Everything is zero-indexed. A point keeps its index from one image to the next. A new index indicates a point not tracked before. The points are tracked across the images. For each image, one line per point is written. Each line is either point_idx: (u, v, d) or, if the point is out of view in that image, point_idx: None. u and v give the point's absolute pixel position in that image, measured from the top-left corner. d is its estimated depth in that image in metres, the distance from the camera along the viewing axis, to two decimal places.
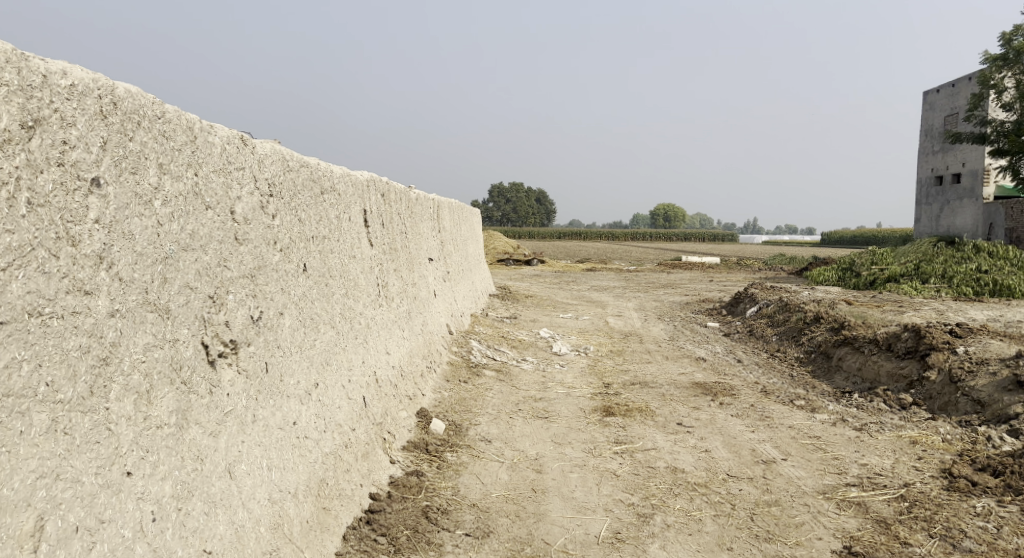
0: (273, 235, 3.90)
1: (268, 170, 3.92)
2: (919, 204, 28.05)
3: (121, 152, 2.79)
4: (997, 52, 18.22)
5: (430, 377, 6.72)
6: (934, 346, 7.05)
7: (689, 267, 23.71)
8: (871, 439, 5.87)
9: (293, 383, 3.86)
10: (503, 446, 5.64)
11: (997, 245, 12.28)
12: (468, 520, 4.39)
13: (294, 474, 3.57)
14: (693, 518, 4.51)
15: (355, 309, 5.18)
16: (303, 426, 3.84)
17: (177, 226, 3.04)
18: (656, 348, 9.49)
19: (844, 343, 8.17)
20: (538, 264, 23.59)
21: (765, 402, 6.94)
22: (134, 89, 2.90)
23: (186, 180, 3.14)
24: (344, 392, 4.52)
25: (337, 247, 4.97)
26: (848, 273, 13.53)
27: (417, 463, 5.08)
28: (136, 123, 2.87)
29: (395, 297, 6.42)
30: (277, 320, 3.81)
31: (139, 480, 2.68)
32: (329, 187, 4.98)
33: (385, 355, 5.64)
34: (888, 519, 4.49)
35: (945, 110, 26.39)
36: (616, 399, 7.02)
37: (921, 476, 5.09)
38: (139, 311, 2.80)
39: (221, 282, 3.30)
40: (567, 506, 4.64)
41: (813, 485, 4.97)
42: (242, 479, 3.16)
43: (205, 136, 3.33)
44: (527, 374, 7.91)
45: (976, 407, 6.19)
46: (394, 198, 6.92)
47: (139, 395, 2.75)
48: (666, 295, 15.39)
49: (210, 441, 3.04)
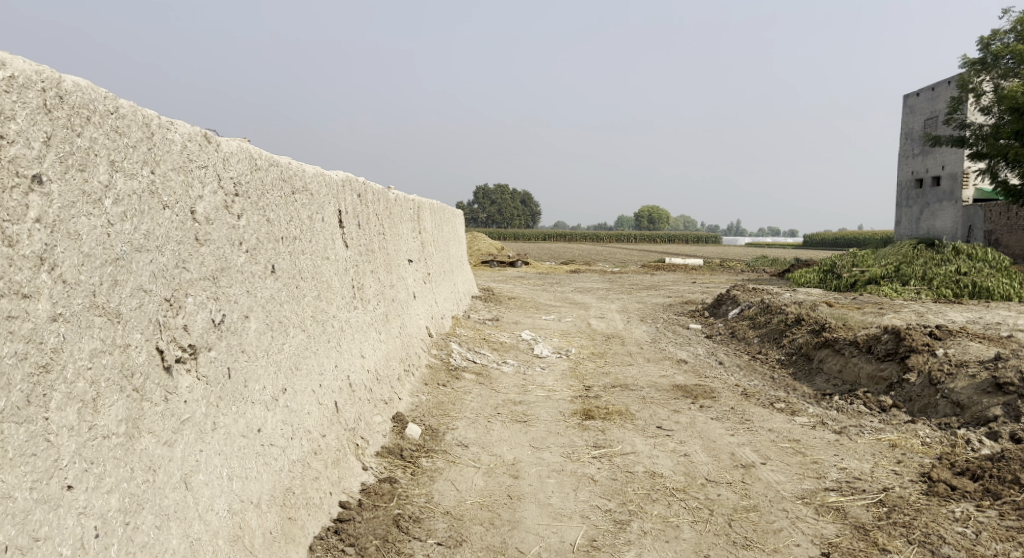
0: (238, 236, 3.77)
1: (234, 168, 3.79)
2: (899, 206, 28.19)
3: (67, 149, 2.67)
4: (975, 57, 18.31)
5: (407, 381, 6.60)
6: (914, 348, 7.01)
7: (673, 268, 23.72)
8: (851, 442, 5.80)
9: (258, 389, 3.73)
10: (480, 451, 5.53)
11: (977, 246, 12.30)
12: (440, 529, 4.28)
13: (257, 483, 3.45)
14: (670, 525, 4.42)
15: (328, 311, 5.05)
16: (269, 433, 3.72)
17: (130, 226, 2.91)
18: (638, 350, 9.42)
19: (824, 345, 8.13)
20: (522, 266, 23.50)
21: (745, 405, 6.87)
22: (83, 82, 2.78)
23: (141, 178, 3.01)
24: (314, 397, 4.40)
25: (309, 248, 4.85)
26: (829, 275, 13.53)
27: (390, 469, 4.96)
28: (85, 118, 2.75)
29: (371, 299, 6.29)
30: (242, 324, 3.68)
31: (82, 494, 2.56)
32: (301, 187, 4.85)
33: (360, 358, 5.51)
34: (866, 525, 4.42)
35: (925, 113, 26.55)
36: (597, 402, 6.93)
37: (901, 480, 5.03)
38: (86, 315, 2.68)
39: (179, 284, 3.18)
40: (543, 513, 4.54)
41: (791, 489, 4.89)
42: (200, 490, 3.04)
43: (163, 133, 3.20)
44: (507, 377, 7.80)
45: (956, 409, 6.15)
46: (371, 198, 6.80)
47: (84, 403, 2.63)
48: (649, 296, 15.36)
49: (163, 451, 2.92)
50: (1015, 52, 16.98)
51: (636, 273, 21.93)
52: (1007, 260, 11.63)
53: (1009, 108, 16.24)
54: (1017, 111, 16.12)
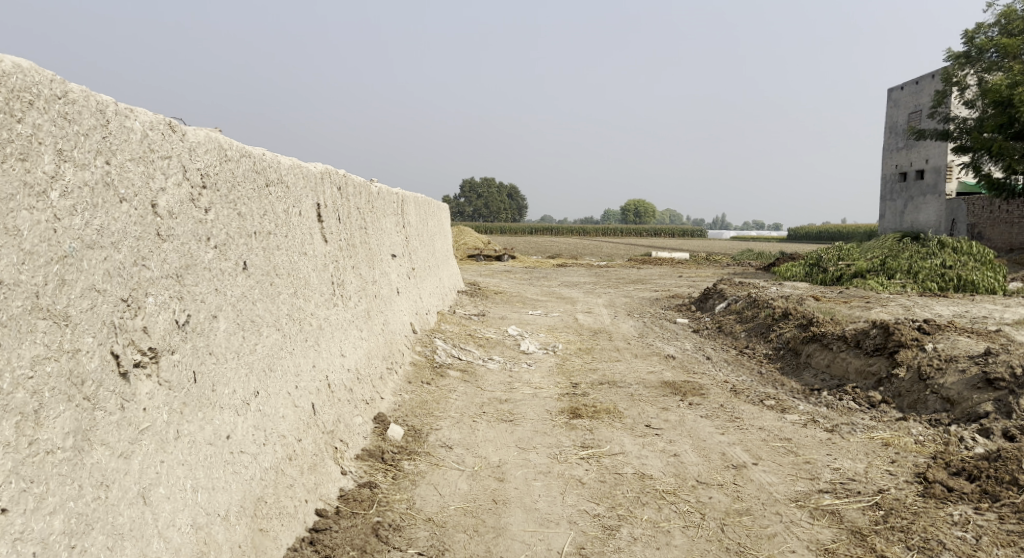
0: (207, 231, 3.55)
1: (201, 159, 3.57)
2: (883, 200, 28.19)
3: (5, 136, 2.45)
4: (959, 50, 18.15)
5: (390, 380, 6.39)
6: (903, 343, 6.85)
7: (659, 263, 23.53)
8: (844, 441, 5.64)
9: (227, 392, 3.51)
10: (464, 453, 5.33)
11: (962, 239, 12.09)
12: (422, 538, 4.08)
13: (225, 494, 3.24)
14: (661, 531, 4.24)
15: (305, 309, 4.83)
16: (239, 440, 3.50)
17: (80, 221, 2.70)
18: (626, 346, 9.24)
19: (813, 339, 7.97)
20: (509, 260, 23.24)
21: (735, 402, 6.71)
22: (25, 64, 2.55)
23: (94, 169, 2.80)
24: (289, 399, 4.18)
25: (285, 243, 4.63)
26: (815, 268, 13.38)
27: (371, 474, 4.75)
28: (27, 103, 2.54)
29: (352, 296, 6.08)
30: (209, 325, 3.46)
31: (18, 517, 2.36)
32: (276, 179, 4.62)
33: (340, 357, 5.30)
34: (863, 530, 4.25)
35: (909, 107, 26.50)
36: (584, 400, 6.76)
37: (896, 481, 4.86)
38: (27, 319, 2.47)
39: (138, 283, 2.96)
40: (530, 519, 4.35)
41: (785, 491, 4.73)
42: (159, 504, 2.84)
43: (121, 121, 2.98)
44: (493, 374, 7.61)
45: (946, 405, 6.01)
46: (352, 191, 6.56)
47: (23, 416, 2.42)
48: (635, 290, 15.20)
49: (119, 464, 2.71)
50: (999, 45, 16.84)
51: (623, 267, 21.73)
52: (991, 253, 11.47)
53: (992, 101, 16.13)
54: (1000, 105, 15.99)
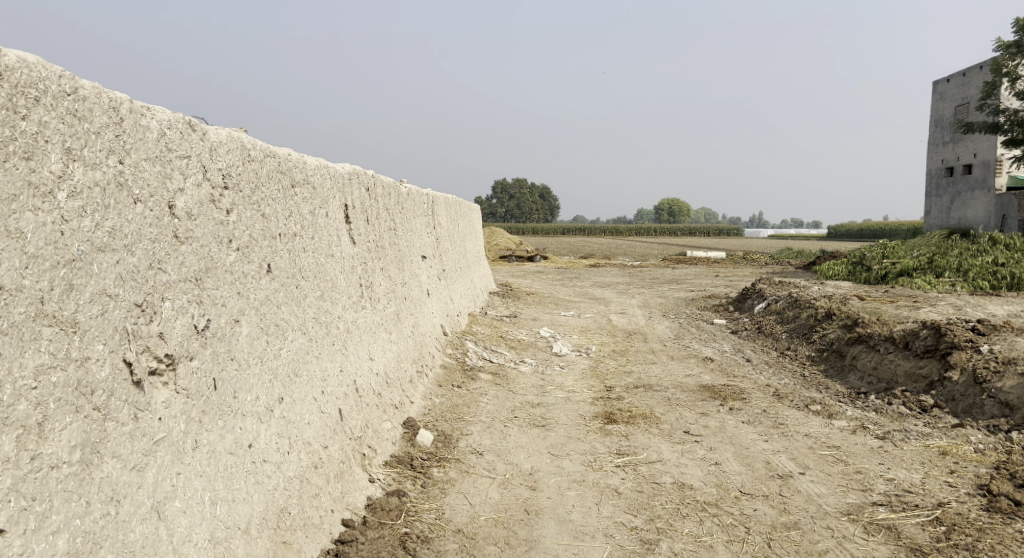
0: (228, 233, 3.43)
1: (223, 159, 3.45)
2: (928, 196, 27.48)
3: (7, 134, 2.35)
4: (1010, 40, 17.45)
5: (420, 383, 6.27)
6: (956, 344, 6.54)
7: (694, 262, 23.13)
8: (896, 449, 5.37)
9: (250, 400, 3.39)
10: (496, 459, 5.17)
11: (1014, 236, 11.66)
12: (451, 551, 3.92)
13: (246, 507, 3.12)
14: (702, 545, 4.04)
15: (332, 312, 4.71)
16: (262, 449, 3.38)
17: (90, 223, 2.59)
18: (661, 348, 8.99)
19: (858, 341, 7.66)
20: (543, 261, 23.05)
21: (778, 406, 6.46)
22: (32, 58, 2.45)
23: (106, 169, 2.69)
24: (315, 405, 4.05)
25: (311, 245, 4.50)
26: (858, 267, 12.99)
27: (399, 481, 4.61)
28: (34, 99, 2.43)
29: (381, 298, 5.95)
30: (230, 329, 3.34)
31: (17, 538, 2.25)
32: (302, 179, 4.50)
33: (369, 361, 5.17)
34: (923, 547, 4.01)
35: (956, 100, 25.78)
36: (619, 404, 6.55)
37: (956, 494, 4.60)
38: (31, 326, 2.37)
39: (154, 287, 2.85)
40: (563, 531, 4.18)
41: (835, 504, 4.49)
42: (175, 519, 2.72)
43: (137, 118, 2.87)
44: (525, 377, 7.45)
45: (1004, 410, 5.71)
46: (381, 192, 6.44)
47: (26, 430, 2.31)
48: (671, 291, 14.91)
49: (131, 477, 2.60)
50: None
51: (659, 266, 21.40)
52: None
53: None
54: None
